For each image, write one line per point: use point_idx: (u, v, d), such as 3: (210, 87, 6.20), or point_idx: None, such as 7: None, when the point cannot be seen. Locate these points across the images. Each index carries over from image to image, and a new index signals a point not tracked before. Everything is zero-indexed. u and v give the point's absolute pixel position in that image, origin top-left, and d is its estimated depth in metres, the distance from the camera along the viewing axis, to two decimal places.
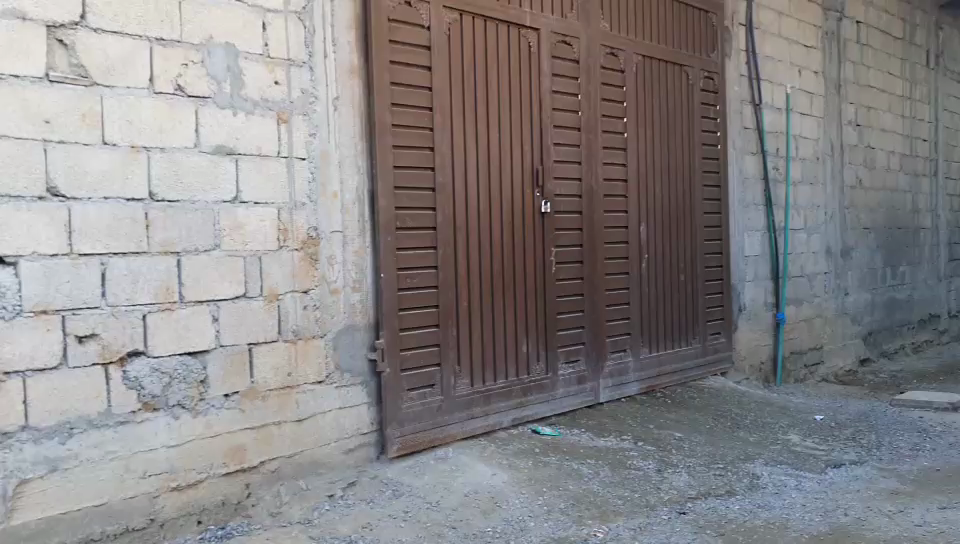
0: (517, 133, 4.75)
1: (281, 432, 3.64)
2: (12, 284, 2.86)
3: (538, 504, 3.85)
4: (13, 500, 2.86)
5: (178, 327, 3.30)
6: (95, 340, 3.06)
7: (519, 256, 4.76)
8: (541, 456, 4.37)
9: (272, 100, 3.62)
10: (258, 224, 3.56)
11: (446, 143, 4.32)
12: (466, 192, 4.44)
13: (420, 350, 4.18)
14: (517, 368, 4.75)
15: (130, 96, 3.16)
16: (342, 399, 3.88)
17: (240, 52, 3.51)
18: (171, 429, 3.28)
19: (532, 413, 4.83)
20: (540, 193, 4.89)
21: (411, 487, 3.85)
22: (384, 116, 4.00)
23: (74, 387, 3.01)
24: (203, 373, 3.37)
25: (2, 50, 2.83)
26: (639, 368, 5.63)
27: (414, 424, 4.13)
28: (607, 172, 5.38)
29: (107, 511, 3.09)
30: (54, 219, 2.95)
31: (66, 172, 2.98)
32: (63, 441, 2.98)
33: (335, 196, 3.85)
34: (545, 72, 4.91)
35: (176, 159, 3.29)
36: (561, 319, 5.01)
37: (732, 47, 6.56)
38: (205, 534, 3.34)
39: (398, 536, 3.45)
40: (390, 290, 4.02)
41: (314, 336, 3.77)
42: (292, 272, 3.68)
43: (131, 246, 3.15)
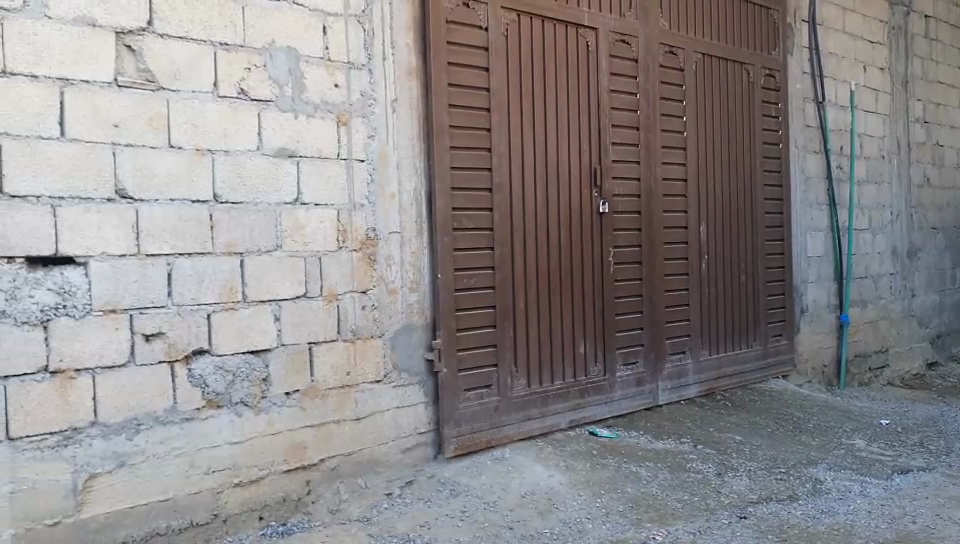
0: (575, 134, 4.73)
1: (340, 431, 3.68)
2: (83, 284, 2.94)
3: (596, 506, 3.83)
4: (83, 493, 2.94)
5: (241, 326, 3.36)
6: (162, 339, 3.13)
7: (577, 257, 4.74)
8: (598, 458, 4.35)
9: (332, 102, 3.67)
10: (318, 225, 3.61)
11: (503, 144, 4.32)
12: (523, 192, 4.44)
13: (477, 350, 4.20)
14: (575, 369, 4.74)
15: (195, 100, 3.23)
16: (400, 399, 3.91)
17: (301, 55, 3.56)
18: (234, 426, 3.34)
19: (589, 414, 4.80)
20: (598, 193, 4.86)
21: (469, 487, 3.87)
22: (441, 117, 4.02)
23: (141, 385, 3.08)
24: (265, 372, 3.43)
25: (73, 56, 2.91)
26: (698, 369, 5.56)
27: (471, 424, 4.15)
28: (666, 171, 5.33)
29: (172, 506, 3.16)
30: (122, 220, 3.03)
31: (134, 174, 3.06)
32: (130, 437, 3.05)
33: (393, 198, 3.89)
34: (603, 71, 4.88)
35: (239, 160, 3.35)
36: (619, 320, 4.98)
37: (795, 44, 6.44)
38: (267, 530, 3.40)
39: (456, 536, 3.46)
40: (447, 290, 4.04)
41: (373, 336, 3.80)
42: (351, 272, 3.72)
43: (196, 246, 3.22)
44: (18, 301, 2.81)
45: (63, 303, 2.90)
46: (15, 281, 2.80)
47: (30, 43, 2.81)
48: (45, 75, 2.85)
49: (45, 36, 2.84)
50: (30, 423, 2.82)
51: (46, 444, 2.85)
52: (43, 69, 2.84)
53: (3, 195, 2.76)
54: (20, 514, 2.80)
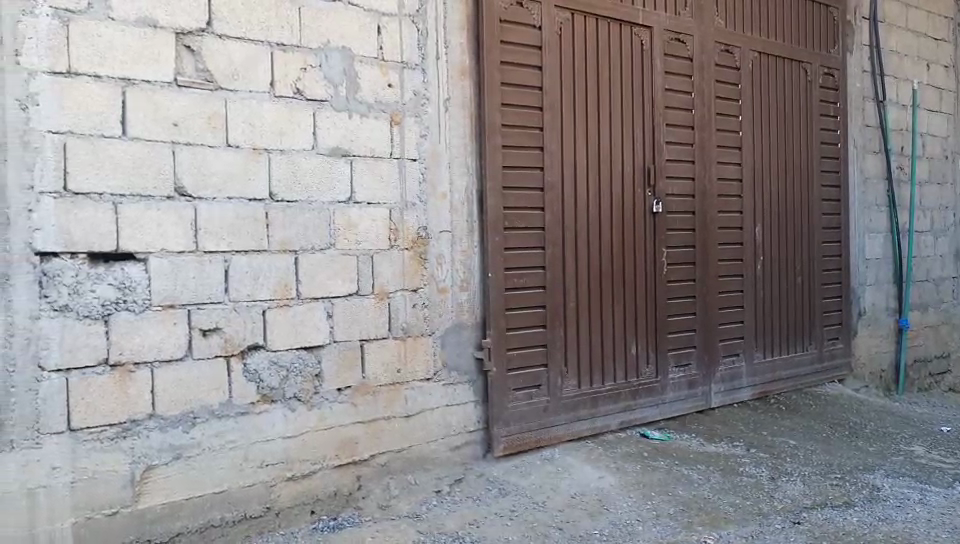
0: (628, 133, 4.70)
1: (390, 428, 3.71)
2: (142, 280, 3.00)
3: (646, 508, 3.80)
4: (140, 484, 3.01)
5: (295, 323, 3.40)
6: (218, 334, 3.19)
7: (630, 258, 4.71)
8: (649, 461, 4.32)
9: (386, 102, 3.70)
10: (370, 224, 3.64)
11: (556, 143, 4.31)
12: (576, 192, 4.43)
13: (528, 350, 4.19)
14: (626, 370, 4.70)
15: (253, 100, 3.28)
16: (450, 397, 3.93)
17: (355, 55, 3.59)
18: (287, 421, 3.39)
19: (640, 416, 4.77)
20: (651, 192, 4.82)
21: (518, 486, 3.87)
22: (493, 116, 4.02)
23: (197, 379, 3.14)
24: (317, 368, 3.47)
25: (135, 56, 2.98)
26: (752, 372, 5.48)
27: (520, 424, 4.15)
28: (721, 171, 5.26)
29: (227, 499, 3.22)
30: (181, 217, 3.09)
31: (192, 173, 3.12)
32: (187, 430, 3.11)
33: (444, 197, 3.90)
34: (657, 70, 4.84)
35: (294, 160, 3.40)
36: (671, 322, 4.93)
37: (854, 42, 6.31)
38: (318, 524, 3.44)
39: (505, 535, 3.46)
40: (497, 290, 4.04)
41: (424, 334, 3.82)
42: (402, 271, 3.74)
43: (252, 244, 3.27)
44: (81, 295, 2.88)
45: (123, 299, 2.96)
46: (78, 275, 2.87)
47: (94, 43, 2.88)
48: (109, 75, 2.91)
49: (108, 37, 2.91)
50: (91, 415, 2.88)
51: (106, 436, 2.92)
52: (106, 69, 2.91)
53: (67, 192, 2.83)
54: (80, 504, 2.87)
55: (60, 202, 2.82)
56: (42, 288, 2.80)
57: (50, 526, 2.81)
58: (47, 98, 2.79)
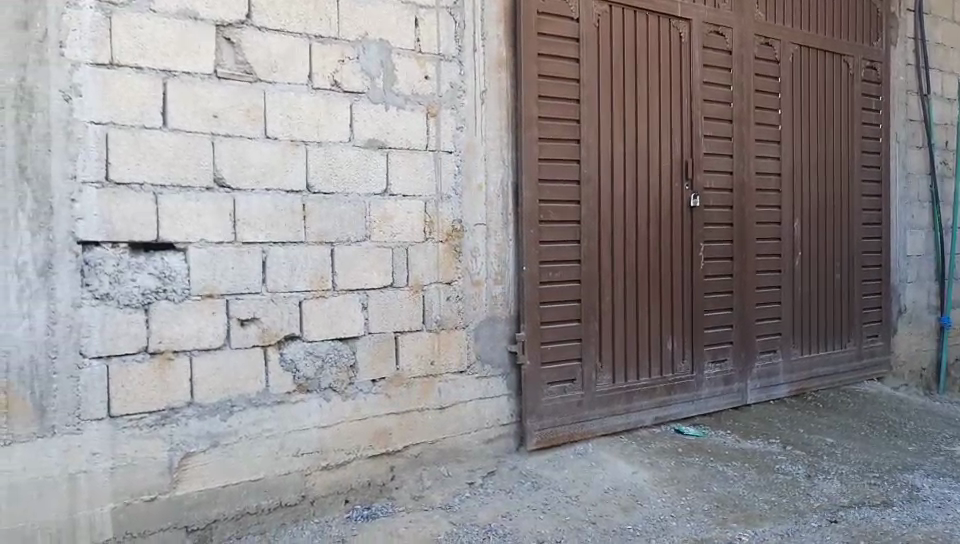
0: (665, 127, 4.66)
1: (424, 419, 3.72)
2: (182, 270, 3.04)
3: (680, 504, 3.78)
4: (178, 471, 3.05)
5: (330, 314, 3.43)
6: (256, 324, 3.22)
7: (666, 252, 4.67)
8: (683, 456, 4.29)
9: (422, 94, 3.70)
10: (405, 216, 3.65)
11: (592, 136, 4.29)
12: (612, 185, 4.40)
13: (562, 344, 4.18)
14: (661, 366, 4.67)
15: (290, 92, 3.30)
16: (484, 390, 3.93)
17: (392, 47, 3.60)
18: (322, 410, 3.42)
19: (675, 412, 4.73)
20: (689, 186, 4.78)
21: (551, 480, 3.86)
22: (529, 109, 4.01)
23: (235, 368, 3.18)
24: (352, 359, 3.49)
25: (176, 48, 3.01)
26: (788, 369, 5.42)
27: (554, 418, 4.15)
28: (759, 166, 5.20)
29: (263, 486, 3.25)
30: (220, 208, 3.12)
31: (232, 165, 3.15)
32: (224, 418, 3.15)
33: (480, 189, 3.90)
34: (696, 63, 4.79)
35: (331, 153, 3.42)
36: (707, 317, 4.89)
37: (898, 34, 6.20)
38: (352, 513, 3.47)
39: (537, 528, 3.46)
40: (531, 283, 4.03)
41: (458, 327, 3.83)
42: (437, 263, 3.75)
43: (289, 235, 3.30)
44: (122, 284, 2.92)
45: (163, 288, 3.00)
46: (119, 265, 2.91)
47: (135, 35, 2.91)
48: (150, 67, 2.95)
49: (149, 29, 2.94)
50: (130, 402, 2.93)
51: (145, 422, 2.97)
52: (147, 61, 2.94)
53: (109, 183, 2.87)
54: (120, 490, 2.92)
55: (102, 192, 2.86)
56: (84, 277, 2.85)
57: (89, 511, 2.86)
58: (90, 89, 2.83)
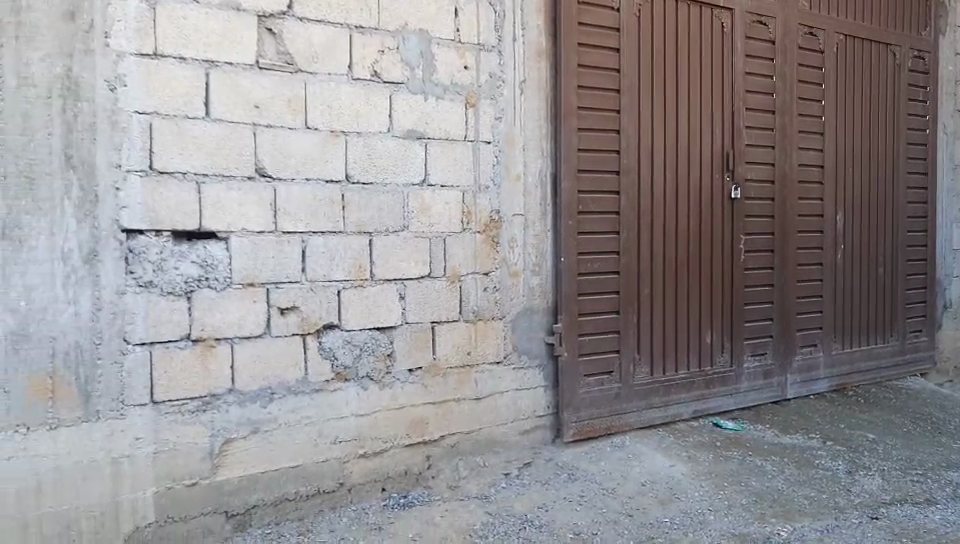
0: (707, 117, 4.62)
1: (461, 409, 3.73)
2: (224, 258, 3.08)
3: (718, 498, 3.75)
4: (219, 456, 3.09)
5: (368, 303, 3.44)
6: (295, 313, 3.25)
7: (706, 244, 4.63)
8: (722, 450, 4.26)
9: (462, 84, 3.70)
10: (444, 207, 3.65)
11: (632, 126, 4.26)
12: (652, 176, 4.37)
13: (600, 336, 4.17)
14: (700, 359, 4.64)
15: (330, 83, 3.31)
16: (520, 380, 3.93)
17: (432, 37, 3.60)
18: (360, 399, 3.44)
19: (713, 406, 4.69)
20: (730, 177, 4.73)
21: (588, 473, 3.85)
22: (570, 99, 3.99)
23: (275, 356, 3.21)
24: (390, 348, 3.51)
25: (219, 39, 3.04)
26: (829, 364, 5.35)
27: (591, 410, 4.14)
28: (802, 157, 5.13)
29: (302, 473, 3.29)
30: (261, 197, 3.15)
31: (273, 154, 3.18)
32: (264, 405, 3.19)
33: (518, 179, 3.90)
34: (738, 53, 4.73)
35: (370, 143, 3.43)
36: (747, 310, 4.84)
37: (947, 24, 6.07)
38: (389, 501, 3.49)
39: (574, 519, 3.46)
40: (570, 274, 4.02)
41: (495, 318, 3.83)
42: (475, 253, 3.75)
43: (328, 225, 3.32)
44: (165, 272, 2.96)
45: (206, 276, 3.04)
46: (162, 253, 2.95)
47: (179, 26, 2.95)
48: (193, 57, 2.98)
49: (192, 20, 2.97)
50: (172, 388, 2.97)
51: (187, 408, 3.01)
52: (190, 51, 2.97)
53: (153, 172, 2.91)
54: (162, 474, 2.97)
55: (146, 181, 2.90)
56: (128, 265, 2.89)
57: (132, 494, 2.91)
58: (134, 79, 2.86)
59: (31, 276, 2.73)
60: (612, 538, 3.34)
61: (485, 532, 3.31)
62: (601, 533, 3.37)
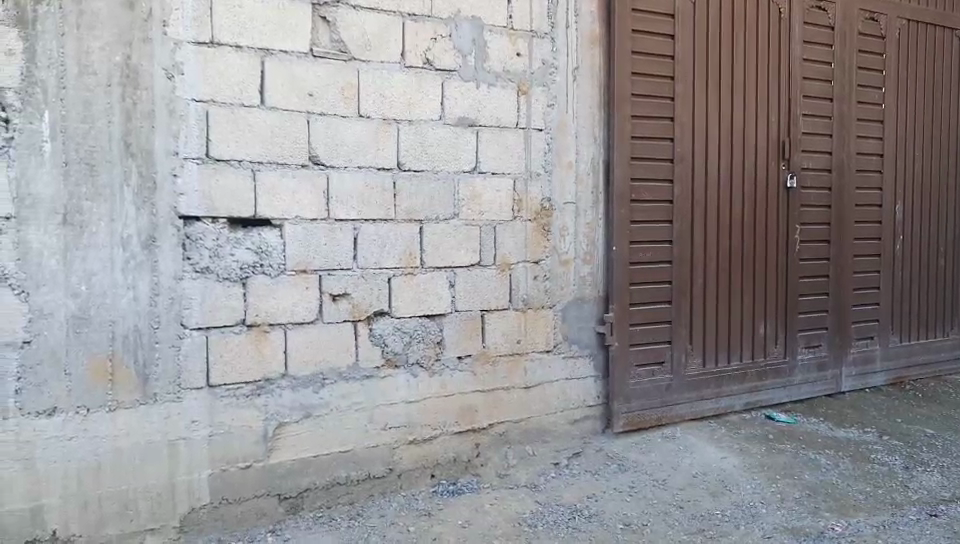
0: (763, 105, 4.54)
1: (510, 397, 3.74)
2: (278, 246, 3.12)
3: (771, 491, 3.70)
4: (273, 440, 3.14)
5: (419, 291, 3.46)
6: (347, 299, 3.28)
7: (761, 234, 4.56)
8: (775, 443, 4.20)
9: (514, 71, 3.68)
10: (495, 194, 3.65)
11: (687, 114, 4.21)
12: (706, 164, 4.31)
13: (652, 326, 4.14)
14: (754, 350, 4.57)
15: (383, 70, 3.32)
16: (570, 369, 3.92)
17: (485, 24, 3.59)
18: (410, 386, 3.46)
19: (766, 398, 4.63)
20: (786, 166, 4.65)
21: (638, 463, 3.83)
22: (623, 86, 3.95)
23: (327, 342, 3.24)
24: (439, 336, 3.53)
25: (274, 28, 3.07)
26: (886, 357, 5.24)
27: (642, 401, 4.11)
28: (860, 145, 5.02)
29: (352, 458, 3.32)
30: (315, 185, 3.18)
31: (327, 143, 3.20)
32: (316, 391, 3.22)
33: (570, 167, 3.87)
34: (796, 39, 4.64)
35: (422, 130, 3.43)
36: (802, 301, 4.76)
37: None
38: (438, 488, 3.51)
39: (624, 510, 3.44)
40: (621, 264, 3.99)
41: (546, 307, 3.82)
42: (525, 241, 3.74)
43: (380, 213, 3.34)
44: (221, 258, 3.00)
45: (260, 263, 3.08)
46: (218, 240, 2.99)
47: (235, 14, 2.98)
48: (249, 46, 3.01)
49: (248, 8, 3.00)
50: (227, 373, 3.02)
51: (242, 393, 3.06)
52: (246, 39, 3.00)
53: (210, 159, 2.96)
54: (217, 457, 3.03)
55: (203, 168, 2.95)
56: (185, 251, 2.94)
57: (189, 476, 2.98)
58: (191, 67, 2.91)
59: (91, 261, 2.78)
60: (662, 529, 3.31)
61: (534, 521, 3.31)
62: (651, 524, 3.35)
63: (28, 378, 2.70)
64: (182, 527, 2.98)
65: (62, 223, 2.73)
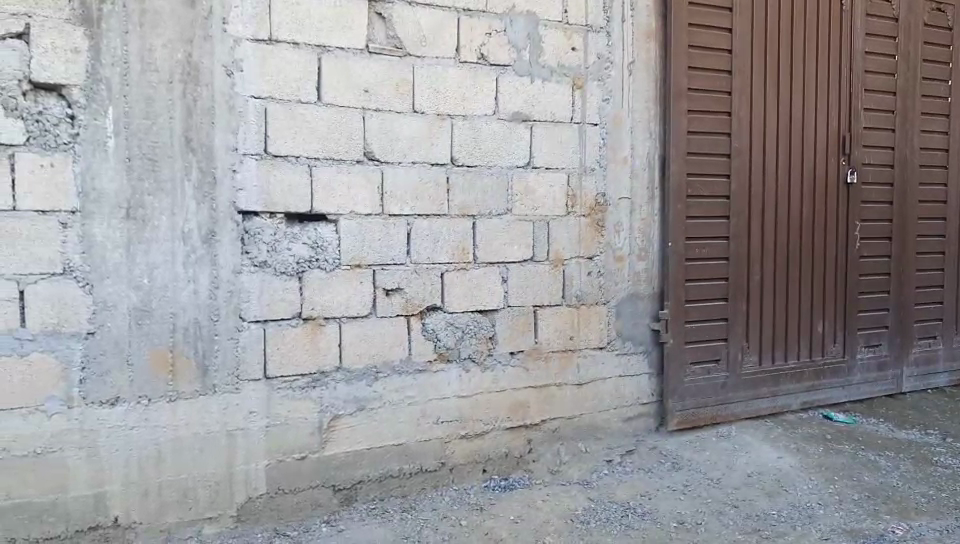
0: (823, 99, 4.45)
1: (562, 393, 3.73)
2: (333, 240, 3.15)
3: (828, 492, 3.63)
4: (327, 432, 3.17)
5: (472, 286, 3.47)
6: (399, 294, 3.30)
7: (819, 231, 4.48)
8: (832, 444, 4.12)
9: (569, 66, 3.67)
10: (548, 190, 3.64)
11: (745, 108, 4.15)
12: (764, 160, 4.24)
13: (706, 323, 4.09)
14: (811, 349, 4.49)
15: (437, 66, 3.33)
16: (622, 367, 3.90)
17: (540, 19, 3.58)
18: (462, 381, 3.47)
19: (824, 397, 4.55)
20: (846, 161, 4.55)
21: (692, 462, 3.79)
22: (679, 80, 3.91)
23: (380, 336, 3.27)
24: (492, 331, 3.53)
25: (330, 25, 3.09)
26: (950, 357, 5.11)
27: (697, 399, 4.07)
28: (925, 140, 4.89)
29: (405, 451, 3.35)
30: (369, 180, 3.21)
31: (381, 138, 3.22)
32: (370, 384, 3.25)
33: (625, 162, 3.85)
34: (858, 31, 4.54)
35: (476, 125, 3.44)
36: (862, 300, 4.66)
37: None
38: (490, 483, 3.52)
39: (677, 508, 3.41)
40: (677, 261, 3.95)
41: (599, 303, 3.80)
42: (579, 237, 3.73)
43: (433, 208, 3.35)
44: (278, 253, 3.04)
45: (316, 258, 3.12)
46: (275, 234, 3.04)
47: (293, 11, 3.01)
48: (306, 43, 3.04)
49: (305, 5, 3.03)
50: (283, 366, 3.07)
51: (297, 385, 3.10)
52: (303, 36, 3.04)
53: (267, 155, 3.00)
54: (273, 448, 3.07)
55: (261, 164, 2.99)
56: (244, 245, 2.99)
57: (246, 466, 3.03)
58: (250, 63, 2.95)
59: (153, 255, 2.84)
60: (716, 529, 3.27)
61: (587, 518, 3.29)
62: (705, 523, 3.31)
63: (92, 368, 2.77)
64: (239, 516, 3.03)
65: (125, 217, 2.80)
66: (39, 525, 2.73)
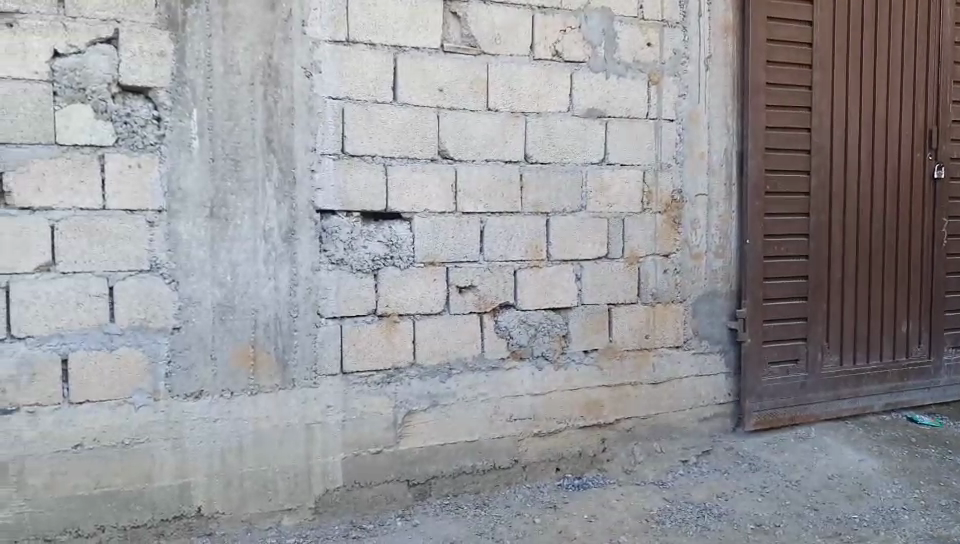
0: (908, 91, 4.31)
1: (637, 391, 3.70)
2: (408, 238, 3.18)
3: (914, 497, 3.53)
4: (402, 427, 3.21)
5: (546, 284, 3.47)
6: (473, 292, 3.32)
7: (904, 226, 4.34)
8: (918, 447, 4.00)
9: (645, 61, 3.63)
10: (623, 186, 3.61)
11: (826, 102, 4.05)
12: (846, 153, 4.14)
13: (785, 322, 4.01)
14: (895, 349, 4.36)
15: (513, 64, 3.34)
16: (699, 366, 3.85)
17: (615, 15, 3.56)
18: (536, 378, 3.47)
19: (908, 399, 4.42)
20: (933, 156, 4.40)
21: (770, 463, 3.73)
22: (758, 75, 3.84)
23: (455, 333, 3.29)
24: (565, 330, 3.53)
25: (406, 24, 3.13)
26: None
27: (775, 399, 3.99)
28: None
29: (479, 448, 3.36)
30: (444, 178, 3.23)
31: (456, 136, 3.24)
32: (444, 380, 3.28)
33: (702, 157, 3.79)
34: (946, 21, 4.39)
35: (550, 122, 3.43)
36: (949, 299, 4.51)
37: None
38: (564, 482, 3.52)
39: (755, 510, 3.36)
40: (755, 258, 3.88)
41: (675, 301, 3.76)
42: (654, 234, 3.69)
43: (507, 206, 3.36)
44: (355, 251, 3.09)
45: (391, 255, 3.16)
46: (352, 232, 3.09)
47: (371, 12, 3.06)
48: (382, 43, 3.08)
49: (383, 6, 3.07)
50: (360, 362, 3.11)
51: (374, 380, 3.15)
52: (380, 37, 3.08)
53: (345, 154, 3.05)
54: (350, 443, 3.12)
55: (339, 163, 3.05)
56: (322, 243, 3.05)
57: (323, 459, 3.08)
58: (328, 65, 3.00)
59: (235, 253, 2.91)
60: (796, 531, 3.21)
61: (662, 518, 3.27)
62: (785, 525, 3.26)
63: (178, 362, 2.86)
64: (317, 508, 3.09)
65: (208, 216, 2.87)
66: (127, 513, 2.82)
